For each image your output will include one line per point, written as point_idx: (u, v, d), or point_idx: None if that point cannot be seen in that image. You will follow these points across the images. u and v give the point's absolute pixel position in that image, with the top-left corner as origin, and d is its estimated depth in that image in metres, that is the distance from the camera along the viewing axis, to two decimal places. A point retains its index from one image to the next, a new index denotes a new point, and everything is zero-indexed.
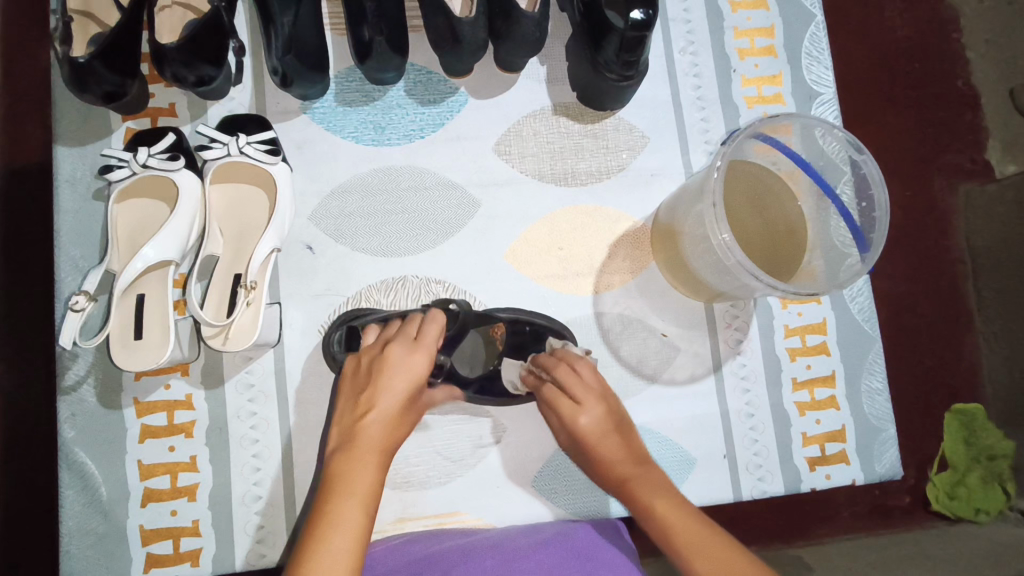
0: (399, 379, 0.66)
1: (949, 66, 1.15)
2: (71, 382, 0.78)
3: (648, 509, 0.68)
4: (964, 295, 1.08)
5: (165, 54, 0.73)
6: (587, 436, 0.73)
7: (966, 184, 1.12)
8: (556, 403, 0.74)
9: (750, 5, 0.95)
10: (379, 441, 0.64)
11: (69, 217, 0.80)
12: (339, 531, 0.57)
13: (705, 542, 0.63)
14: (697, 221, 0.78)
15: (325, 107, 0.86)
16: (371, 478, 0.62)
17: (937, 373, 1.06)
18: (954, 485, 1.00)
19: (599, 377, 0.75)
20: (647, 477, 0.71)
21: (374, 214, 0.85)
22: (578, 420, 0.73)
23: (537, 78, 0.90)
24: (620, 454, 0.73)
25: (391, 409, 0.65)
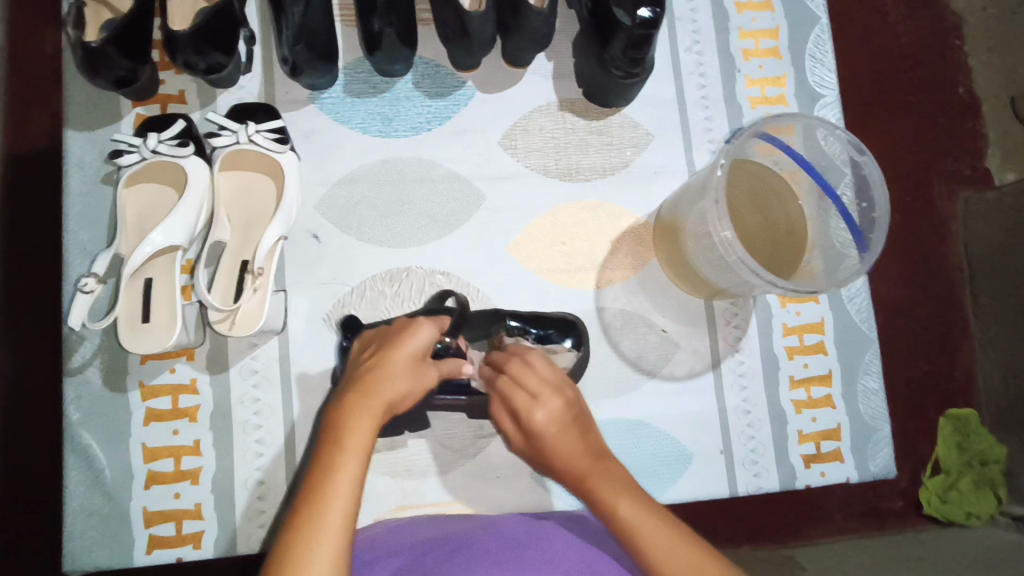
0: (403, 347, 0.64)
1: (950, 72, 1.16)
2: (78, 364, 0.78)
3: (610, 505, 0.60)
4: (960, 300, 1.09)
5: (177, 40, 0.74)
6: (543, 430, 0.68)
7: (964, 191, 1.13)
8: (511, 396, 0.70)
9: (756, 7, 0.96)
10: (382, 398, 0.59)
11: (78, 201, 0.81)
12: (339, 487, 0.51)
13: (670, 546, 0.54)
14: (701, 215, 0.78)
15: (333, 98, 0.87)
16: (371, 434, 0.56)
17: (932, 376, 1.07)
18: (946, 488, 1.01)
19: (554, 370, 0.72)
20: (601, 473, 0.63)
21: (381, 205, 0.85)
22: (533, 415, 0.68)
23: (544, 73, 0.91)
24: (575, 449, 0.66)
25: (395, 373, 0.62)
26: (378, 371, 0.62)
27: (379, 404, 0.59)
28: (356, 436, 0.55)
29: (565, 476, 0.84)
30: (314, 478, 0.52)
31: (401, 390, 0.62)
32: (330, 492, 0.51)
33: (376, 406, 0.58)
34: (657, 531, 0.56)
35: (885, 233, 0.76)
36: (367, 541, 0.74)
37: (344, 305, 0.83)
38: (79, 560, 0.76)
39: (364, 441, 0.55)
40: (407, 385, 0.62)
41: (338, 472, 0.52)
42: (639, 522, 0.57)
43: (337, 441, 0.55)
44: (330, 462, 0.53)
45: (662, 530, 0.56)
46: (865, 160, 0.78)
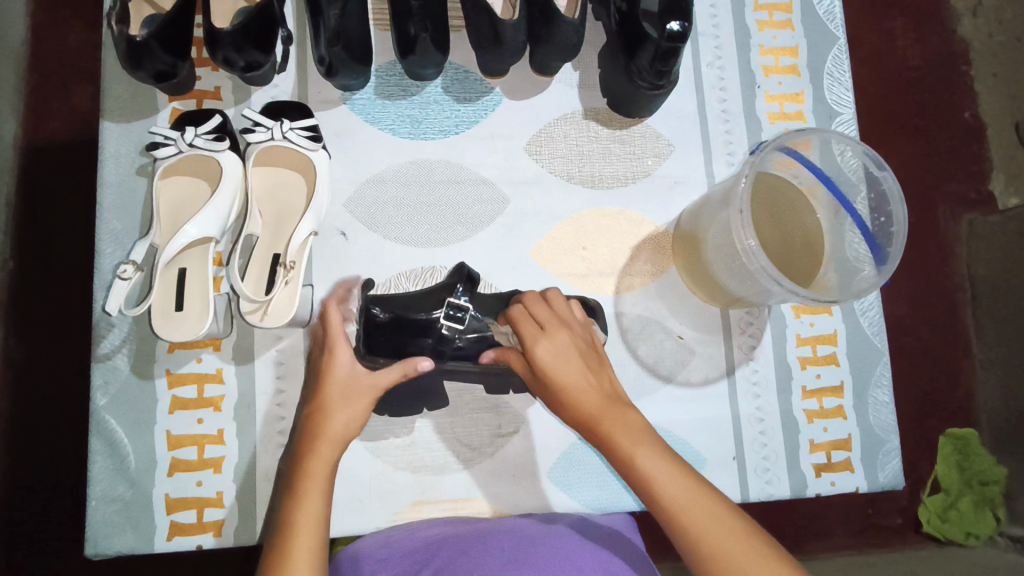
0: (334, 377, 0.70)
1: (957, 97, 1.19)
2: (106, 351, 0.80)
3: (628, 452, 0.64)
4: (962, 320, 1.12)
5: (219, 38, 0.76)
6: (546, 359, 0.69)
7: (969, 213, 1.15)
8: (521, 326, 0.72)
9: (776, 25, 0.99)
10: (330, 435, 0.66)
11: (113, 190, 0.83)
12: (302, 526, 0.59)
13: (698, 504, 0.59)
14: (723, 226, 0.81)
15: (364, 99, 0.89)
16: (324, 470, 0.64)
17: (934, 395, 1.09)
18: (945, 508, 1.03)
19: (565, 308, 0.75)
20: (618, 415, 0.67)
21: (408, 205, 0.87)
22: (540, 343, 0.70)
23: (570, 82, 0.93)
24: (585, 384, 0.69)
25: (339, 405, 0.68)
26: (320, 409, 0.68)
27: (327, 442, 0.66)
28: (313, 480, 0.63)
29: (582, 476, 0.85)
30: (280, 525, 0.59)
31: (342, 419, 0.68)
32: (296, 533, 0.58)
33: (325, 445, 0.66)
34: (671, 473, 0.61)
35: (902, 247, 0.78)
36: (383, 539, 0.75)
37: None
38: (101, 544, 0.77)
39: (322, 479, 0.63)
40: (350, 414, 0.68)
41: (300, 514, 0.60)
42: (658, 470, 0.61)
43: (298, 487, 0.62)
44: (293, 509, 0.60)
45: (675, 471, 0.61)
46: (884, 174, 0.80)
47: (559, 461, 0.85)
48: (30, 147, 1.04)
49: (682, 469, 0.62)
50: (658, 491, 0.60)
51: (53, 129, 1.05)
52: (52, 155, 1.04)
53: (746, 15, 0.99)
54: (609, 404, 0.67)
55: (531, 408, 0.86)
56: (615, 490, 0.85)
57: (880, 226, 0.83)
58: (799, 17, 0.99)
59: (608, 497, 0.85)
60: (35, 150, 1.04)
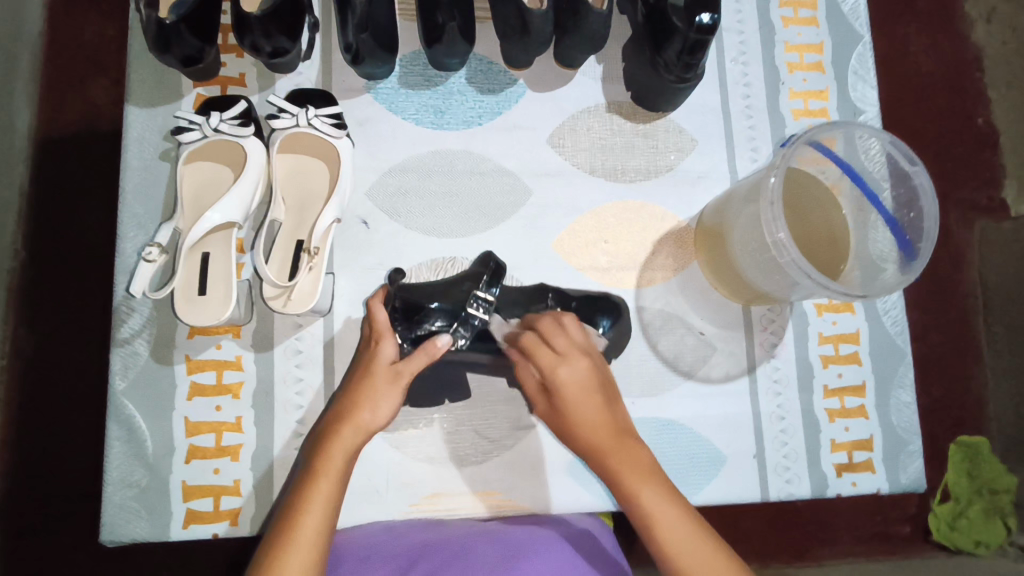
0: (374, 368, 0.69)
1: (969, 103, 1.18)
2: (126, 335, 0.79)
3: (633, 491, 0.63)
4: (972, 327, 1.10)
5: (248, 23, 0.76)
6: (564, 389, 0.69)
7: (982, 220, 1.15)
8: (536, 352, 0.71)
9: (801, 22, 0.98)
10: (358, 422, 0.66)
11: (136, 174, 0.82)
12: (314, 501, 0.59)
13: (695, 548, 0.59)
14: (751, 215, 0.80)
15: (388, 88, 0.88)
16: (343, 454, 0.63)
17: (944, 404, 1.08)
18: (954, 516, 1.01)
19: (585, 336, 0.73)
20: (624, 451, 0.66)
21: (430, 195, 0.87)
22: (558, 372, 0.69)
23: (593, 75, 0.93)
24: (598, 419, 0.68)
25: (374, 396, 0.68)
26: (353, 397, 0.68)
27: (353, 428, 0.65)
28: (332, 461, 0.62)
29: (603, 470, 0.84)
30: (293, 498, 0.59)
31: (373, 408, 0.67)
32: (304, 508, 0.58)
33: (350, 431, 0.65)
34: (670, 513, 0.61)
35: (934, 241, 0.77)
36: (361, 538, 0.73)
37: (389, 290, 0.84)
38: (117, 531, 0.76)
39: (340, 466, 0.62)
40: (384, 408, 0.67)
41: (314, 491, 0.60)
42: (657, 506, 0.62)
43: (315, 468, 0.62)
44: (305, 494, 0.60)
45: (677, 512, 0.61)
46: (914, 169, 0.79)
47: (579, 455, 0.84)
48: (46, 136, 1.04)
49: (684, 510, 0.62)
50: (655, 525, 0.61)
51: (69, 118, 1.04)
52: (68, 145, 1.04)
53: (771, 11, 0.98)
54: (616, 439, 0.67)
55: None
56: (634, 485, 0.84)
57: (909, 221, 0.82)
58: (824, 14, 0.99)
59: None
60: (51, 140, 1.04)
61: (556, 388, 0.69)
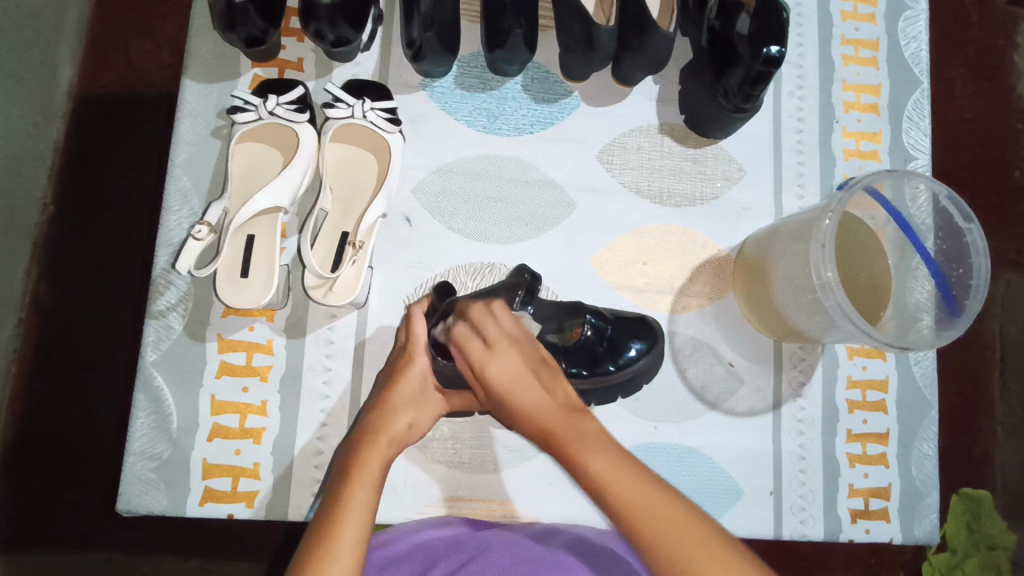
0: (408, 379, 0.72)
1: (1011, 156, 1.18)
2: (161, 308, 0.79)
3: (583, 460, 0.57)
4: (989, 382, 1.13)
5: (316, 9, 0.76)
6: (498, 383, 0.62)
7: (1009, 274, 1.17)
8: (466, 346, 0.64)
9: (861, 61, 0.97)
10: (392, 433, 0.67)
11: (186, 148, 0.82)
12: (351, 513, 0.57)
13: (655, 504, 0.53)
14: (797, 259, 0.80)
15: (443, 87, 0.88)
16: (378, 462, 0.63)
17: (955, 455, 1.10)
18: (950, 567, 0.98)
19: (519, 324, 0.66)
20: (572, 425, 0.60)
21: (474, 199, 0.87)
22: (488, 367, 0.62)
23: (649, 95, 0.92)
24: (541, 401, 0.61)
25: (408, 405, 0.70)
26: (386, 408, 0.69)
27: (388, 438, 0.66)
28: (368, 468, 0.62)
29: None
30: (329, 506, 0.58)
31: (409, 419, 0.69)
32: (342, 514, 0.57)
33: (385, 442, 0.65)
34: (621, 471, 0.55)
35: (982, 300, 0.76)
36: (379, 538, 0.74)
37: (425, 289, 0.84)
38: (133, 502, 0.76)
39: (375, 472, 0.62)
40: (415, 417, 0.70)
41: (350, 499, 0.58)
42: (610, 472, 0.55)
43: (350, 472, 0.61)
44: (342, 496, 0.59)
45: (628, 476, 0.55)
46: (970, 227, 0.78)
47: None
48: (90, 97, 1.04)
49: (635, 465, 0.56)
50: (612, 490, 0.54)
51: (112, 82, 1.05)
52: (109, 108, 1.04)
53: (832, 47, 0.97)
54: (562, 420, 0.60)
55: None
56: None
57: (955, 277, 0.80)
58: (885, 56, 0.98)
59: None
60: (93, 101, 1.04)
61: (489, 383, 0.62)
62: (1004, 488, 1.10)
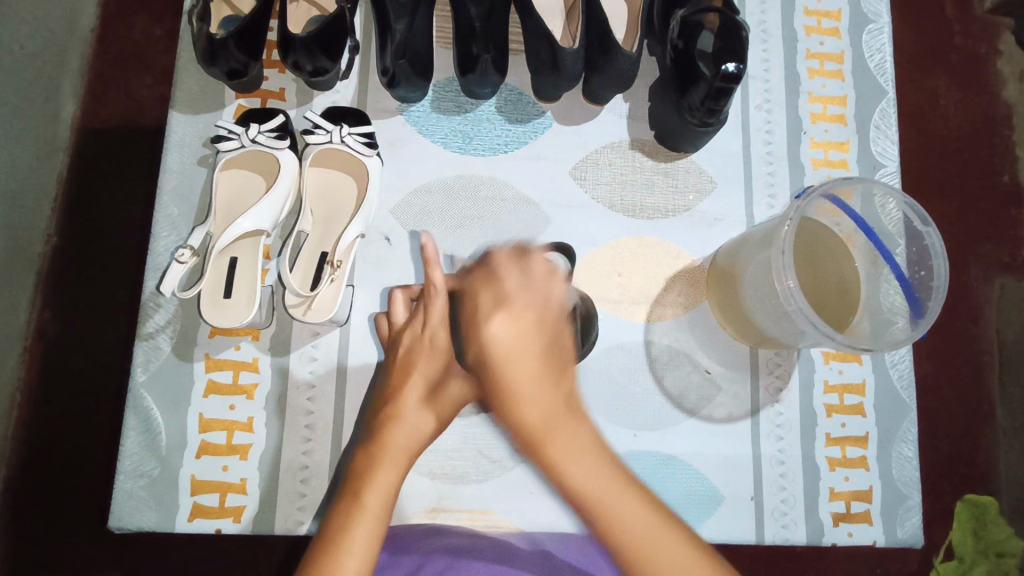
0: (420, 367, 0.72)
1: (997, 161, 1.21)
2: (151, 329, 0.82)
3: (564, 469, 0.56)
4: (986, 386, 1.14)
5: (292, 41, 0.81)
6: (498, 346, 0.58)
7: (1002, 278, 1.18)
8: (482, 292, 0.63)
9: (826, 74, 1.00)
10: (400, 445, 0.66)
11: (173, 177, 0.86)
12: (349, 548, 0.58)
13: (654, 536, 0.53)
14: (763, 266, 0.82)
15: (420, 111, 0.92)
16: (392, 484, 0.64)
17: (953, 461, 1.11)
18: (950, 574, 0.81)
19: (548, 277, 0.63)
20: (566, 427, 0.57)
21: (451, 217, 0.90)
22: (492, 324, 0.59)
23: (619, 112, 0.96)
24: (533, 386, 0.57)
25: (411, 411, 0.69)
26: (390, 422, 0.68)
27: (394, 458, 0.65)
28: (375, 492, 0.62)
29: None
30: (326, 538, 0.59)
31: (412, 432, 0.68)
32: (346, 540, 0.58)
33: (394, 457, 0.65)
34: (614, 499, 0.55)
35: (942, 301, 0.77)
36: None
37: None
38: (124, 519, 0.79)
39: (381, 501, 0.62)
40: (417, 426, 0.68)
41: (351, 533, 0.59)
42: (607, 499, 0.54)
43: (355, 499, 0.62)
44: (342, 529, 0.59)
45: (636, 509, 0.54)
46: (928, 230, 0.80)
47: None
48: (89, 131, 1.09)
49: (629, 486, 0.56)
50: (606, 519, 0.54)
51: (111, 115, 1.09)
52: (110, 140, 1.09)
53: (798, 62, 1.00)
54: (557, 417, 0.57)
55: None
56: None
57: (918, 279, 0.82)
58: (850, 68, 1.01)
59: None
60: (94, 134, 1.09)
61: (486, 341, 0.58)
62: (997, 489, 1.12)
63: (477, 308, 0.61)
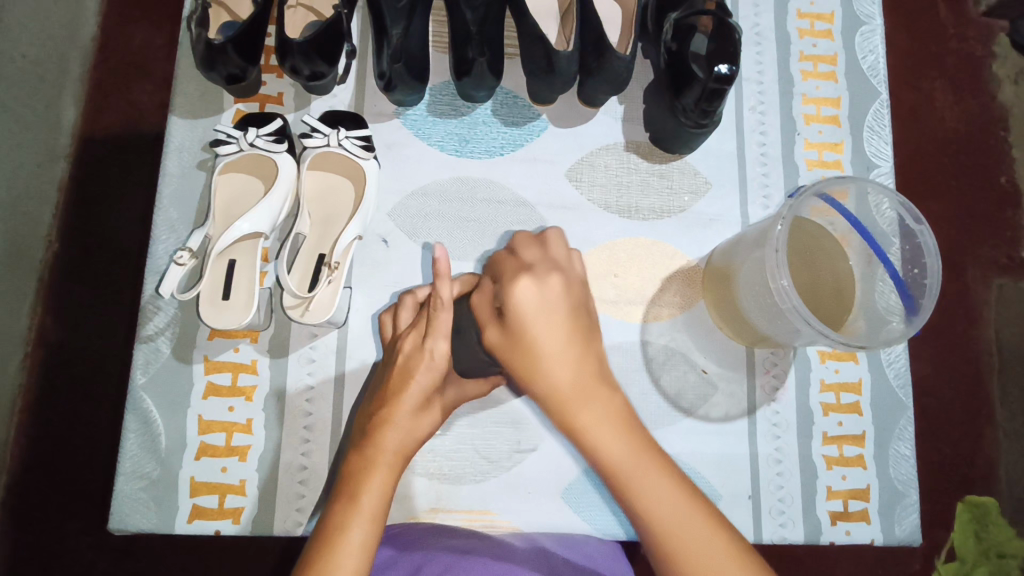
0: (415, 375, 0.70)
1: (992, 162, 1.22)
2: (150, 332, 0.83)
3: (593, 435, 0.62)
4: (985, 387, 1.14)
5: (289, 46, 0.81)
6: (521, 308, 0.64)
7: (999, 279, 1.19)
8: (505, 267, 0.69)
9: (819, 76, 1.01)
10: (391, 450, 0.66)
11: (173, 181, 0.87)
12: (345, 551, 0.59)
13: (677, 502, 0.59)
14: (756, 265, 0.82)
15: (417, 115, 0.93)
16: (385, 489, 0.65)
17: (952, 461, 1.11)
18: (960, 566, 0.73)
19: (566, 252, 0.70)
20: (588, 387, 0.63)
21: (448, 219, 0.90)
22: (515, 287, 0.65)
23: (614, 115, 0.97)
24: (558, 343, 0.64)
25: (401, 417, 0.68)
26: (379, 428, 0.68)
27: (385, 464, 0.66)
28: (370, 494, 0.63)
29: (596, 499, 0.86)
30: (320, 539, 0.60)
31: (402, 437, 0.67)
32: (343, 542, 0.59)
33: (385, 462, 0.66)
34: (637, 454, 0.61)
35: (936, 299, 0.78)
36: None
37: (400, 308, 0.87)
38: (124, 520, 0.79)
39: (373, 506, 0.63)
40: (410, 432, 0.68)
41: (346, 536, 0.60)
42: (632, 458, 0.61)
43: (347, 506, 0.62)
44: (336, 532, 0.60)
45: (662, 478, 0.60)
46: (920, 228, 0.81)
47: (575, 481, 0.86)
48: (90, 138, 1.09)
49: (652, 451, 0.62)
50: (631, 480, 0.60)
51: (112, 122, 1.10)
52: (111, 147, 1.10)
53: (791, 63, 1.01)
54: (584, 377, 0.63)
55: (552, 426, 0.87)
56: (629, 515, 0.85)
57: (912, 277, 0.83)
58: (843, 70, 1.02)
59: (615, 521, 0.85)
60: (95, 142, 1.10)
61: (510, 299, 0.65)
62: (997, 489, 1.12)
63: (503, 276, 0.68)
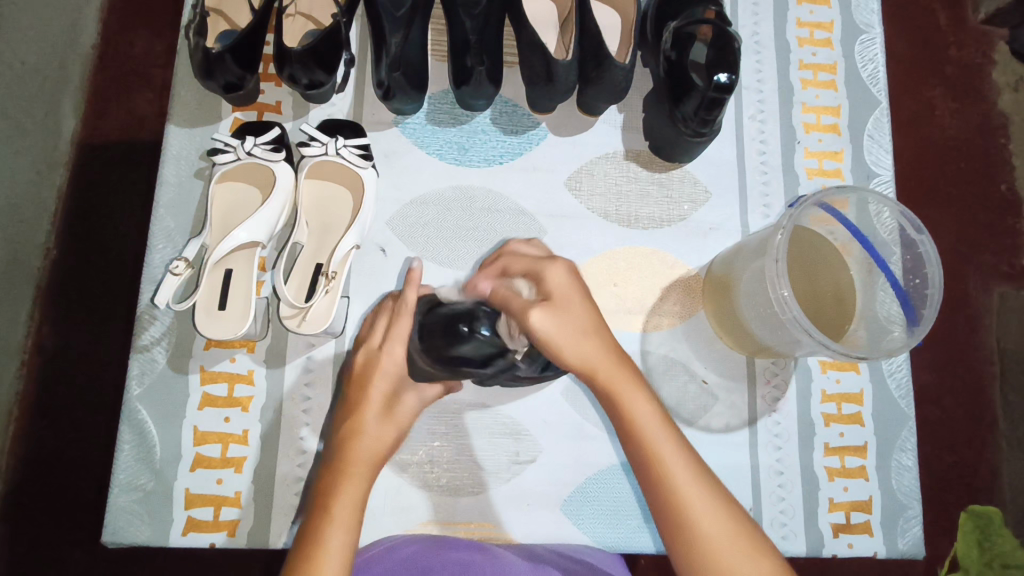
0: (377, 382, 0.72)
1: (993, 170, 1.21)
2: (146, 342, 0.82)
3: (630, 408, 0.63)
4: (987, 395, 1.14)
5: (288, 54, 0.82)
6: (556, 287, 0.62)
7: (1001, 287, 1.18)
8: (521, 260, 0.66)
9: (819, 84, 1.01)
10: (362, 460, 0.67)
11: (170, 189, 0.86)
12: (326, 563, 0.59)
13: (694, 479, 0.61)
14: (756, 274, 0.82)
15: (415, 123, 0.93)
16: (359, 497, 0.65)
17: (955, 471, 1.10)
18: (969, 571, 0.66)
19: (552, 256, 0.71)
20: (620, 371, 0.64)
21: (446, 228, 0.90)
22: (550, 270, 0.63)
23: (614, 123, 0.96)
24: (592, 328, 0.63)
25: (368, 427, 0.70)
26: (351, 439, 0.69)
27: (358, 475, 0.66)
28: (344, 505, 0.64)
29: (595, 510, 0.85)
30: (302, 549, 0.60)
31: (371, 447, 0.69)
32: (320, 556, 0.60)
33: (357, 471, 0.67)
34: (664, 433, 0.63)
35: (938, 310, 0.77)
36: (360, 560, 0.74)
37: None
38: (118, 533, 0.78)
39: (348, 514, 0.63)
40: (377, 440, 0.70)
41: (326, 546, 0.60)
42: (660, 435, 0.62)
43: (324, 515, 0.63)
44: (315, 543, 0.61)
45: (680, 453, 0.62)
46: (920, 237, 0.80)
47: (573, 493, 0.85)
48: (90, 147, 1.09)
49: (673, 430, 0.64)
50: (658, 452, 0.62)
51: (112, 130, 1.10)
52: (111, 155, 1.10)
53: (790, 72, 1.01)
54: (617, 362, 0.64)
55: (551, 437, 0.87)
56: (630, 526, 0.84)
57: (914, 287, 0.82)
58: (843, 79, 1.01)
59: (615, 532, 0.84)
60: (95, 150, 1.09)
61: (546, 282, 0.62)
62: (999, 500, 1.11)
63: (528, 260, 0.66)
